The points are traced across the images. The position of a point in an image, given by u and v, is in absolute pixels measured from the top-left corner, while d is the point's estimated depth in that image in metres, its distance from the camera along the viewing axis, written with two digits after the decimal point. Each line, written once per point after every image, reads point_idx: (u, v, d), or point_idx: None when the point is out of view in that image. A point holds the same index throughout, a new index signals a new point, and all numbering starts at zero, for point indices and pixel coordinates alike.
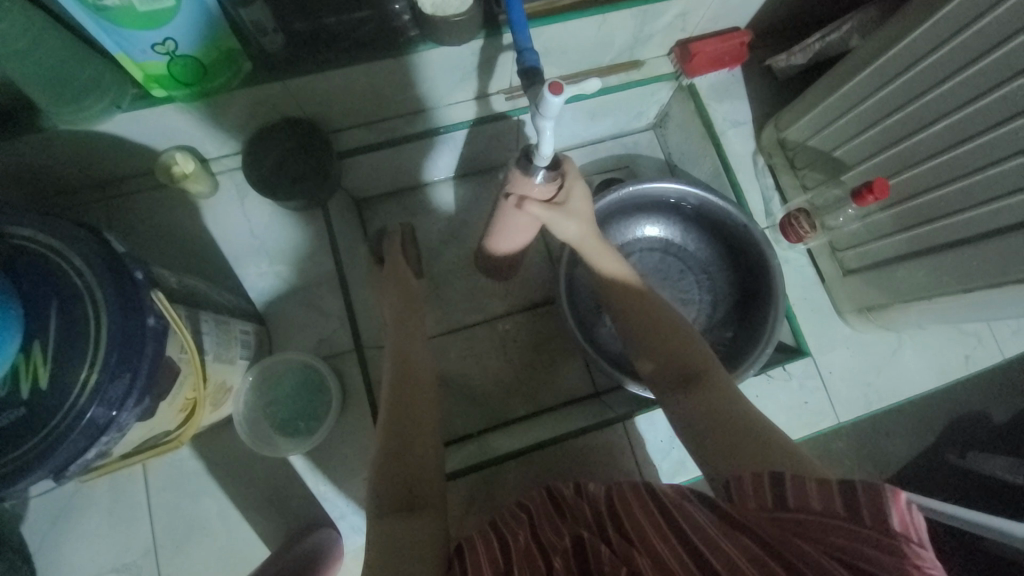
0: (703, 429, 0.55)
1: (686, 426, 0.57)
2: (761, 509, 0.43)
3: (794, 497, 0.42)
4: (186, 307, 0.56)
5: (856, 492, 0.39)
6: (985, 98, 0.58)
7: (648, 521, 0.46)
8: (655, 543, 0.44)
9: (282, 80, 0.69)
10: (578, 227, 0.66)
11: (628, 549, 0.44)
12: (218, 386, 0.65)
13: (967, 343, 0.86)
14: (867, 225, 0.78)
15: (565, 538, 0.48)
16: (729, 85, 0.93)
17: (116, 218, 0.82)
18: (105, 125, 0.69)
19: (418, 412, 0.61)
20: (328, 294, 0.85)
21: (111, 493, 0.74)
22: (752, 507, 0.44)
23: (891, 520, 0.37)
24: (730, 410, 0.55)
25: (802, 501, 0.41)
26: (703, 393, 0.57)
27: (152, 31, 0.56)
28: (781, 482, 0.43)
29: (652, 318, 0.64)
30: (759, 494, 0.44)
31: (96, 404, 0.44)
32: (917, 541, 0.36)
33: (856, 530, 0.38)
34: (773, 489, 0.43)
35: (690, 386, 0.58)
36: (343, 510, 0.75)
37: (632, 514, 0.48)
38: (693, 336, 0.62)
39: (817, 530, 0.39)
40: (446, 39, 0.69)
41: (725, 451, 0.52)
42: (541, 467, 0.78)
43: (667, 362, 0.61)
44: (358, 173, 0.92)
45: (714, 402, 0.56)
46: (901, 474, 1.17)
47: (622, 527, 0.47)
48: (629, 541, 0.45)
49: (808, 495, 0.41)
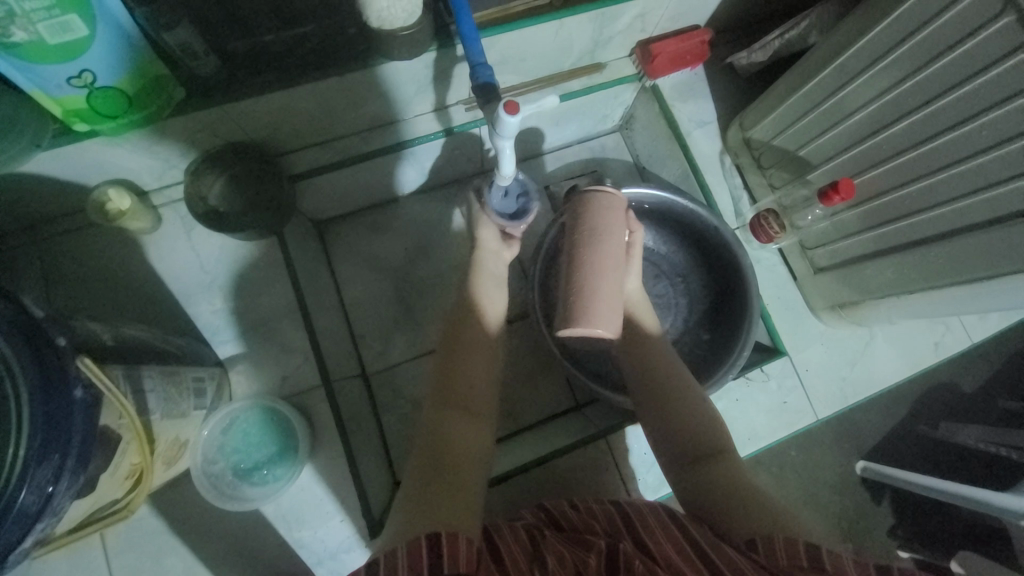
0: (710, 499, 0.53)
1: (696, 501, 0.54)
2: (793, 566, 0.43)
3: (830, 561, 0.42)
4: (124, 366, 0.51)
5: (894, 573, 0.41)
6: (946, 97, 0.58)
7: (671, 544, 0.49)
8: (677, 559, 0.46)
9: (220, 105, 0.64)
10: (633, 284, 0.70)
11: (653, 563, 0.46)
12: (169, 443, 0.61)
13: (936, 330, 0.88)
14: (835, 224, 0.78)
15: (596, 546, 0.49)
16: (692, 84, 0.91)
17: (49, 262, 0.76)
18: (27, 165, 0.63)
19: (473, 362, 0.61)
20: (290, 327, 0.80)
21: (67, 561, 0.69)
22: (783, 563, 0.44)
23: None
24: (742, 485, 0.53)
25: (840, 568, 0.41)
26: (718, 470, 0.55)
27: (65, 63, 0.51)
28: (821, 555, 0.43)
29: (676, 390, 0.62)
30: (792, 553, 0.44)
31: (21, 492, 0.39)
32: None
33: None
34: (807, 555, 0.43)
35: (706, 465, 0.56)
36: (320, 556, 0.73)
37: (650, 532, 0.51)
38: (712, 416, 0.60)
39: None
40: (396, 54, 0.65)
41: (734, 516, 0.50)
42: (524, 490, 0.77)
43: (688, 436, 0.58)
44: (317, 195, 0.87)
45: (730, 481, 0.54)
46: (878, 451, 1.19)
47: (641, 538, 0.50)
48: (650, 556, 0.47)
49: (843, 564, 0.42)
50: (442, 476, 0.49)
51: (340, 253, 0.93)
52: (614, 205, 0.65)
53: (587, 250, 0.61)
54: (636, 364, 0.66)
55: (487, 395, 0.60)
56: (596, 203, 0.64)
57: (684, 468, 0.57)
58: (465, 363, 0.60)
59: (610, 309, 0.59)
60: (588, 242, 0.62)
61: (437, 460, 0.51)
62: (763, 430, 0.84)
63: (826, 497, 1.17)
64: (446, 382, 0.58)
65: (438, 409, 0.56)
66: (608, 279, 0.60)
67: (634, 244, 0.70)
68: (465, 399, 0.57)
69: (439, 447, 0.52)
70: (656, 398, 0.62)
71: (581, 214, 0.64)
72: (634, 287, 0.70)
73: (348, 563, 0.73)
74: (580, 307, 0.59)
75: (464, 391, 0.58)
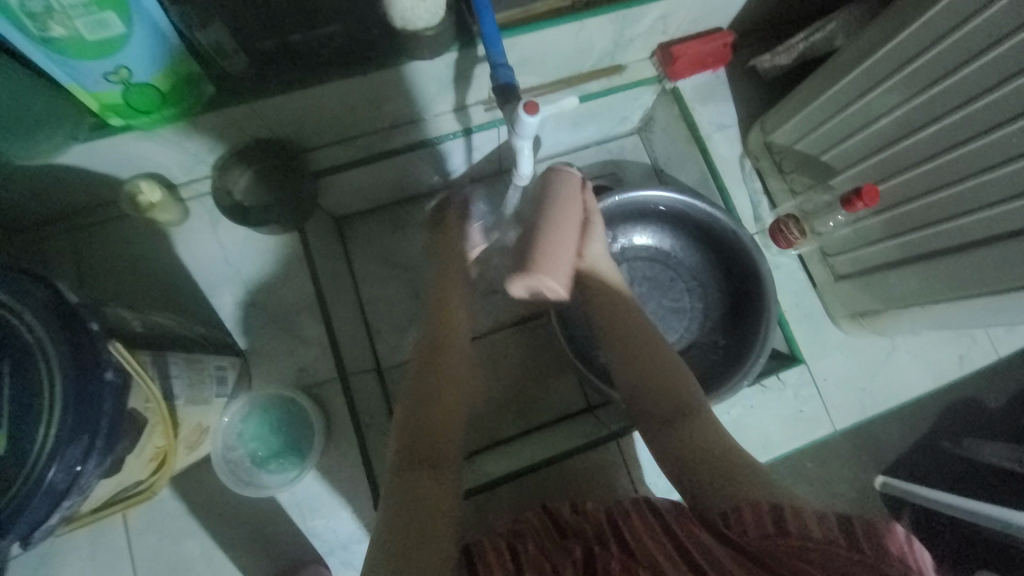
0: (693, 466, 0.56)
1: (681, 470, 0.57)
2: (762, 537, 0.46)
3: (796, 527, 0.45)
4: (151, 351, 0.53)
5: (854, 527, 0.43)
6: (976, 103, 0.56)
7: (655, 543, 0.49)
8: (657, 556, 0.47)
9: (247, 103, 0.66)
10: (597, 250, 0.70)
11: (633, 565, 0.47)
12: (191, 428, 0.63)
13: (961, 343, 0.85)
14: (857, 230, 0.77)
15: (574, 551, 0.51)
16: (713, 87, 0.90)
17: (83, 251, 0.79)
18: (65, 157, 0.66)
19: (429, 408, 0.63)
20: (309, 320, 0.82)
21: (91, 539, 0.71)
22: (753, 534, 0.47)
23: (889, 547, 0.41)
24: (718, 444, 0.57)
25: (803, 530, 0.44)
26: (693, 426, 0.59)
27: (102, 60, 0.53)
28: (783, 515, 0.46)
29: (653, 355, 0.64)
30: (759, 523, 0.47)
31: (54, 468, 0.41)
32: (911, 564, 0.41)
33: (858, 559, 0.41)
34: (776, 523, 0.46)
35: (683, 419, 0.60)
36: (332, 545, 0.75)
37: (632, 529, 0.51)
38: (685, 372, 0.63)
39: (817, 556, 0.42)
40: (419, 54, 0.66)
41: (714, 482, 0.53)
42: (535, 487, 0.80)
43: (664, 396, 0.62)
44: (338, 192, 0.88)
45: (707, 440, 0.57)
46: (896, 466, 1.16)
47: (626, 543, 0.50)
48: (633, 558, 0.48)
49: (808, 526, 0.44)
50: (411, 522, 0.52)
51: (358, 249, 0.95)
52: (569, 178, 0.69)
53: (542, 214, 0.65)
54: (636, 374, 0.64)
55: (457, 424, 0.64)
56: (552, 177, 0.69)
57: (663, 431, 0.60)
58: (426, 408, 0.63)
59: (560, 262, 0.62)
60: (541, 206, 0.66)
61: (408, 505, 0.54)
62: (777, 439, 0.83)
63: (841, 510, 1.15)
64: (407, 431, 0.61)
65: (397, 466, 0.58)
66: (560, 235, 0.63)
67: (591, 213, 0.71)
68: (433, 440, 0.61)
69: (413, 496, 0.55)
70: (636, 364, 0.64)
71: (540, 189, 0.68)
72: (597, 254, 0.70)
73: (358, 553, 0.75)
74: (530, 259, 0.61)
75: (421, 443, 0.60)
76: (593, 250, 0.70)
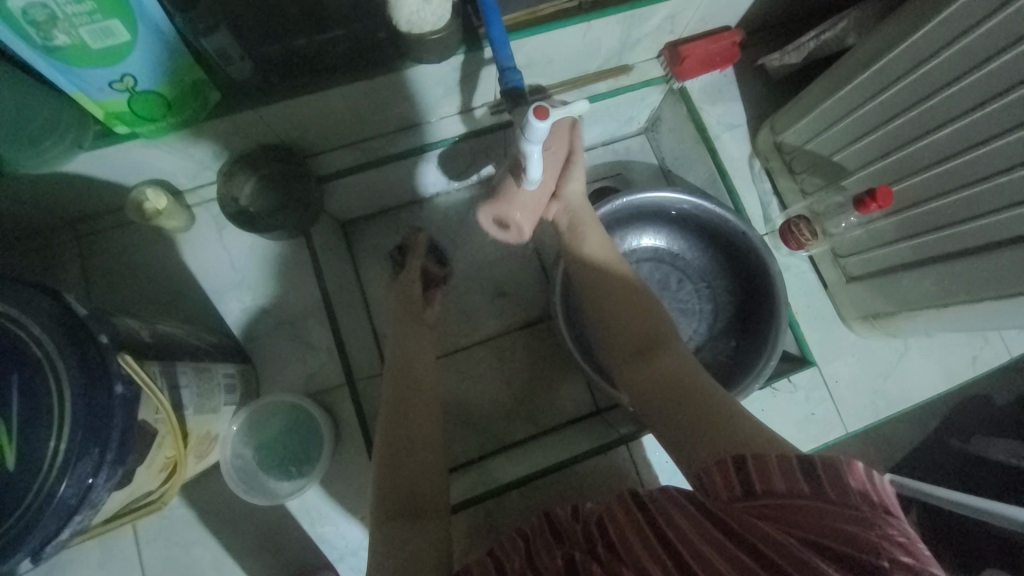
0: (673, 419, 0.56)
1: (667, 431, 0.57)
2: (731, 500, 0.44)
3: (760, 481, 0.43)
4: (161, 362, 0.53)
5: (816, 468, 0.41)
6: (992, 104, 0.55)
7: (635, 534, 0.45)
8: (638, 549, 0.44)
9: (253, 109, 0.66)
10: (575, 186, 0.76)
11: (615, 564, 0.43)
12: (200, 437, 0.63)
13: (974, 343, 0.84)
14: (870, 232, 0.75)
15: (558, 560, 0.48)
16: (721, 86, 0.89)
17: (89, 259, 0.79)
18: (70, 165, 0.65)
19: (410, 435, 0.62)
20: (316, 326, 0.82)
21: (102, 549, 0.71)
22: (724, 499, 0.44)
23: (851, 487, 0.39)
24: (689, 387, 0.58)
25: (770, 485, 0.42)
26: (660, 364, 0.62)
27: (107, 67, 0.53)
28: (746, 465, 0.44)
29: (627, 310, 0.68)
30: (728, 485, 0.45)
31: (65, 483, 0.41)
32: (879, 505, 0.39)
33: (824, 505, 0.39)
34: (739, 478, 0.44)
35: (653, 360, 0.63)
36: (342, 552, 0.74)
37: (614, 521, 0.47)
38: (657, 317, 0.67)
39: (786, 512, 0.40)
40: (425, 57, 0.65)
41: (694, 437, 0.53)
42: (545, 494, 0.75)
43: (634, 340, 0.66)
44: (343, 196, 0.88)
45: (678, 384, 0.59)
46: (906, 465, 1.15)
47: (609, 539, 0.46)
48: (616, 558, 0.44)
49: (771, 476, 0.43)
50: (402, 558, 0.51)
51: (365, 253, 0.95)
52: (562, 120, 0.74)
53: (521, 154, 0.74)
54: (619, 339, 0.67)
55: (436, 460, 0.62)
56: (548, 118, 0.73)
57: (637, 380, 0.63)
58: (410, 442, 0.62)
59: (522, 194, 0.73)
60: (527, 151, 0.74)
61: (400, 550, 0.52)
62: (788, 442, 0.82)
63: None
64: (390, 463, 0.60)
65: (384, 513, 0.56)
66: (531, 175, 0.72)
67: (576, 153, 0.76)
68: (416, 484, 0.59)
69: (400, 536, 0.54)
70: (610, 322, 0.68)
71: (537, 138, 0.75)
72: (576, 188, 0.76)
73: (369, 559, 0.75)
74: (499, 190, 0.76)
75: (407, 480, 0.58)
76: (575, 184, 0.76)
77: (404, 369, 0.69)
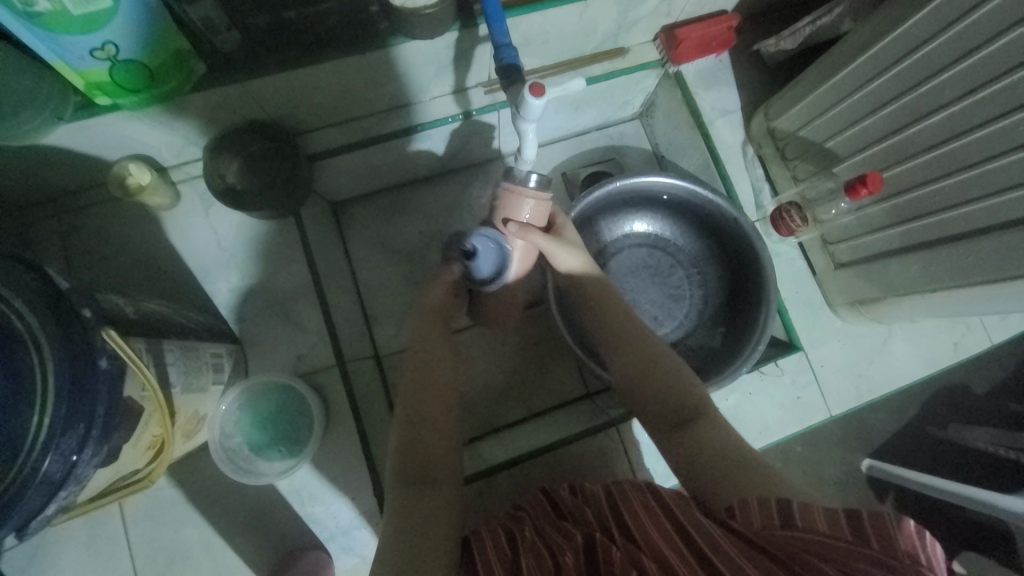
0: (702, 469, 0.54)
1: (682, 458, 0.56)
2: (767, 527, 0.45)
3: (801, 518, 0.44)
4: (146, 339, 0.52)
5: (862, 519, 0.42)
6: (985, 89, 0.56)
7: (653, 525, 0.49)
8: (658, 542, 0.47)
9: (242, 82, 0.64)
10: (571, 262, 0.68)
11: (635, 550, 0.46)
12: (189, 416, 0.62)
13: (956, 330, 0.86)
14: (860, 218, 0.76)
15: (574, 537, 0.50)
16: (716, 71, 0.89)
17: (70, 236, 0.77)
18: (49, 138, 0.63)
19: (426, 423, 0.60)
20: (306, 307, 0.81)
21: (86, 529, 0.71)
22: (756, 524, 0.46)
23: (897, 541, 0.40)
24: (724, 448, 0.54)
25: (809, 522, 0.43)
26: (692, 428, 0.57)
27: (87, 35, 0.50)
28: (791, 506, 0.45)
29: (646, 357, 0.63)
30: (765, 514, 0.46)
31: (49, 459, 0.40)
32: (925, 563, 0.39)
33: (865, 552, 0.40)
34: (777, 510, 0.45)
35: (683, 426, 0.58)
36: (333, 532, 0.75)
37: (634, 517, 0.50)
38: (677, 365, 0.62)
39: (824, 548, 0.41)
40: (418, 33, 0.64)
41: (721, 483, 0.52)
42: (537, 473, 0.77)
43: (662, 395, 0.60)
44: (334, 176, 0.87)
45: (705, 440, 0.55)
46: (885, 450, 1.18)
47: (625, 528, 0.50)
48: (635, 545, 0.47)
49: (814, 517, 0.44)
50: (416, 528, 0.51)
51: (355, 234, 0.93)
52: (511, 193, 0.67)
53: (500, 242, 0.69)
54: (635, 369, 0.62)
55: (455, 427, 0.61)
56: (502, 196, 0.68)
57: (660, 428, 0.59)
58: (428, 428, 0.60)
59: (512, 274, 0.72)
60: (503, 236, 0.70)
61: (419, 520, 0.52)
62: (775, 425, 0.84)
63: (830, 493, 1.17)
64: (408, 431, 0.59)
65: (398, 479, 0.56)
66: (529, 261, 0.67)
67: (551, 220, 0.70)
68: (424, 453, 0.58)
69: (424, 521, 0.52)
70: (633, 356, 0.63)
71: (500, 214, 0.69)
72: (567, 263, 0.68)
73: (361, 539, 0.75)
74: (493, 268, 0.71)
75: (422, 460, 0.57)
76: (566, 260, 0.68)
77: (419, 346, 0.67)
